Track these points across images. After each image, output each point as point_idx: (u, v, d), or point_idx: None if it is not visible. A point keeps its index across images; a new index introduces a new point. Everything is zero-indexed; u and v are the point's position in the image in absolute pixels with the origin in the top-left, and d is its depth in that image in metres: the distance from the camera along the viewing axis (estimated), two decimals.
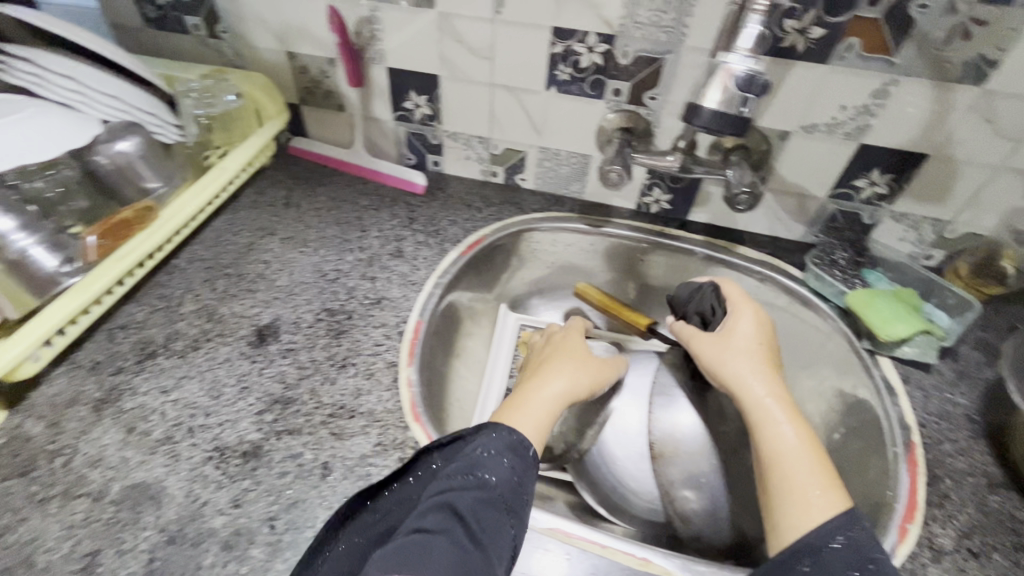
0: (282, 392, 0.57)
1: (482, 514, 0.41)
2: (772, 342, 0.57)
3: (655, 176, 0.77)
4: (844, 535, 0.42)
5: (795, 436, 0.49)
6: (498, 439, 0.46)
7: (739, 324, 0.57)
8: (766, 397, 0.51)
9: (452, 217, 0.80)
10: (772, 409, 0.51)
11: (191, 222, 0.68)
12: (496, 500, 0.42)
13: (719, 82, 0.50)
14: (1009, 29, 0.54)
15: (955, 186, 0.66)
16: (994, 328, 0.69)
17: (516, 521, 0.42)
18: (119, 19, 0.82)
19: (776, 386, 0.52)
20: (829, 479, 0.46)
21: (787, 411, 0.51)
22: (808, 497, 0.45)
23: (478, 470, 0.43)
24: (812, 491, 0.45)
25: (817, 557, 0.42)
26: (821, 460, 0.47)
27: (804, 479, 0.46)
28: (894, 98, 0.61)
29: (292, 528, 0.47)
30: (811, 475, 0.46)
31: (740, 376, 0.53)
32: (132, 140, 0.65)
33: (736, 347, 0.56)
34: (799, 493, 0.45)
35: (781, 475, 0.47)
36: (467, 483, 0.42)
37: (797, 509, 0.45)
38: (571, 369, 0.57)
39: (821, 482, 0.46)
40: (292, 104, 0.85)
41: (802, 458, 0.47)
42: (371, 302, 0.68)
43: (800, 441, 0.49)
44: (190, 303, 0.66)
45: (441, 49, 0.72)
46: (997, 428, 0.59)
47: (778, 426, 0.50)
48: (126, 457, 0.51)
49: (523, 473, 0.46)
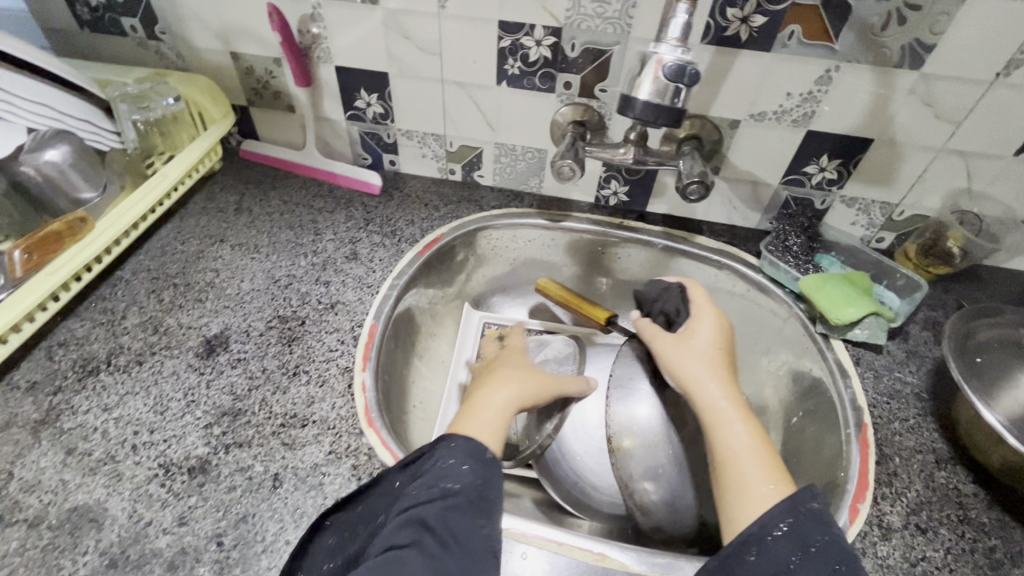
0: (231, 404, 0.56)
1: (451, 521, 0.41)
2: (728, 344, 0.59)
3: (611, 169, 0.77)
4: (787, 521, 0.43)
5: (747, 436, 0.50)
6: (456, 447, 0.46)
7: (700, 328, 0.58)
8: (723, 400, 0.52)
9: (409, 217, 0.79)
10: (726, 411, 0.52)
11: (132, 232, 0.66)
12: (464, 505, 0.42)
13: (651, 74, 0.50)
14: (943, 13, 0.55)
15: (901, 170, 0.68)
16: (942, 307, 0.71)
17: (488, 520, 0.42)
18: (50, 21, 0.78)
19: (731, 390, 0.54)
20: (778, 477, 0.48)
21: (740, 413, 0.52)
22: (758, 493, 0.47)
23: (441, 479, 0.43)
24: (762, 487, 0.47)
25: (763, 544, 0.42)
26: (771, 459, 0.49)
27: (755, 478, 0.48)
28: (837, 83, 0.62)
29: (241, 544, 0.46)
30: (761, 473, 0.48)
31: (698, 377, 0.54)
32: (60, 149, 0.62)
33: (698, 351, 0.56)
34: (751, 490, 0.47)
35: (735, 474, 0.48)
36: (432, 493, 0.42)
37: (747, 503, 0.46)
38: (518, 377, 0.58)
39: (770, 479, 0.48)
40: (240, 106, 0.83)
41: (753, 457, 0.49)
42: (325, 307, 0.66)
43: (751, 441, 0.50)
44: (135, 316, 0.63)
45: (388, 45, 0.70)
46: (944, 405, 0.61)
47: (731, 426, 0.51)
48: (65, 479, 0.49)
49: (486, 472, 0.45)
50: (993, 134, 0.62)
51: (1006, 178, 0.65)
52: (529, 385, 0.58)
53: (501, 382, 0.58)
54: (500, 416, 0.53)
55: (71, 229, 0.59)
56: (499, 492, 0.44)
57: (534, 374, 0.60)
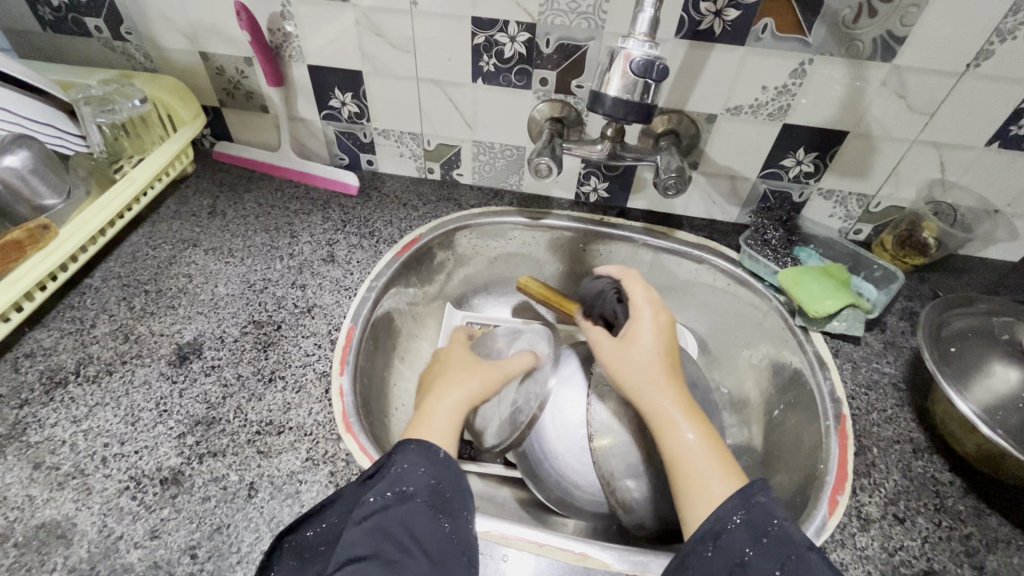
0: (205, 413, 0.54)
1: (411, 525, 0.42)
2: (672, 341, 0.58)
3: (590, 166, 0.76)
4: (739, 514, 0.42)
5: (694, 434, 0.50)
6: (406, 451, 0.46)
7: (639, 329, 0.58)
8: (667, 400, 0.52)
9: (387, 217, 0.78)
10: (670, 412, 0.51)
11: (100, 238, 0.64)
12: (422, 507, 0.43)
13: (620, 69, 0.50)
14: (913, 5, 0.55)
15: (876, 162, 0.68)
16: (919, 297, 0.72)
17: (449, 518, 0.43)
18: (11, 22, 0.76)
19: (675, 388, 0.53)
20: (730, 472, 0.47)
21: (686, 412, 0.52)
22: (710, 492, 0.46)
23: (397, 483, 0.44)
24: (714, 485, 0.46)
25: (718, 541, 0.41)
26: (721, 455, 0.48)
27: (705, 476, 0.47)
28: (812, 76, 0.62)
29: (215, 556, 0.45)
30: (711, 471, 0.47)
31: (640, 381, 0.54)
32: (19, 154, 0.59)
33: (638, 351, 0.56)
34: (702, 490, 0.46)
35: (685, 476, 0.48)
36: (389, 499, 0.43)
37: (700, 503, 0.46)
38: (459, 378, 0.57)
39: (721, 475, 0.47)
40: (212, 107, 0.81)
41: (702, 455, 0.48)
42: (301, 311, 0.65)
43: (699, 439, 0.50)
44: (104, 324, 0.62)
45: (361, 43, 0.69)
46: (921, 395, 0.61)
47: (677, 426, 0.51)
48: (32, 495, 0.48)
49: (441, 471, 0.45)
50: (964, 125, 0.62)
51: (978, 168, 0.66)
52: (470, 381, 0.57)
53: (443, 388, 0.56)
54: (453, 421, 0.53)
55: (33, 237, 0.57)
56: (456, 489, 0.45)
57: (474, 371, 0.59)
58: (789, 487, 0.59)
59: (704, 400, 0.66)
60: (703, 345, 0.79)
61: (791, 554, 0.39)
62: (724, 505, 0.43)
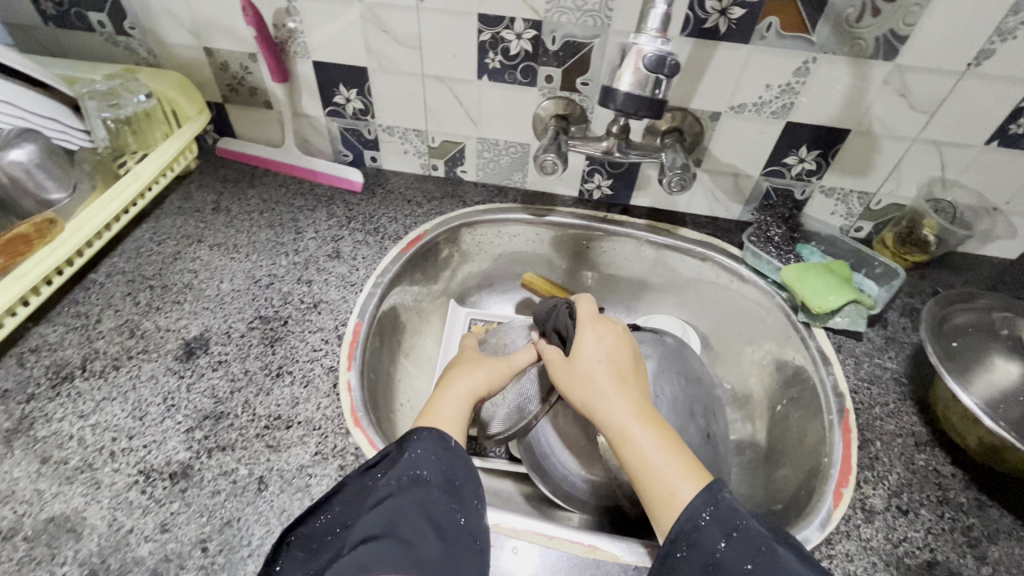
0: (213, 407, 0.54)
1: (426, 508, 0.42)
2: (622, 351, 0.57)
3: (595, 163, 0.77)
4: (710, 509, 0.43)
5: (652, 445, 0.48)
6: (422, 438, 0.47)
7: (582, 344, 0.57)
8: (618, 412, 0.51)
9: (392, 214, 0.78)
10: (625, 426, 0.50)
11: (105, 233, 0.64)
12: (436, 492, 0.43)
13: (631, 65, 0.50)
14: (915, 4, 0.56)
15: (877, 160, 0.69)
16: (919, 294, 0.73)
17: (462, 505, 0.44)
18: (13, 17, 0.75)
19: (625, 397, 0.52)
20: (691, 475, 0.46)
21: (640, 419, 0.50)
22: (674, 500, 0.45)
23: (411, 468, 0.44)
24: (679, 490, 0.45)
25: (693, 539, 0.42)
26: (680, 458, 0.47)
27: (666, 483, 0.46)
28: (816, 75, 0.63)
29: (226, 549, 0.45)
30: (672, 477, 0.46)
31: (592, 398, 0.53)
32: (26, 148, 0.59)
33: (583, 367, 0.55)
34: (666, 498, 0.45)
35: (647, 486, 0.47)
36: (404, 483, 0.43)
37: (668, 517, 0.45)
38: (470, 373, 0.58)
39: (682, 479, 0.46)
40: (215, 103, 0.81)
41: (660, 462, 0.47)
42: (308, 306, 0.65)
43: (655, 445, 0.48)
44: (110, 319, 0.62)
45: (367, 40, 0.69)
46: (922, 390, 0.62)
47: (635, 440, 0.49)
48: (40, 489, 0.48)
49: (453, 460, 0.46)
50: (964, 123, 0.63)
51: (978, 166, 0.67)
52: (481, 376, 0.58)
53: (455, 382, 0.57)
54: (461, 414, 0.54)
55: (40, 231, 0.57)
56: (467, 477, 0.46)
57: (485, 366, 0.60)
58: (793, 480, 0.60)
59: (708, 394, 0.67)
60: (706, 341, 0.79)
61: (762, 547, 0.40)
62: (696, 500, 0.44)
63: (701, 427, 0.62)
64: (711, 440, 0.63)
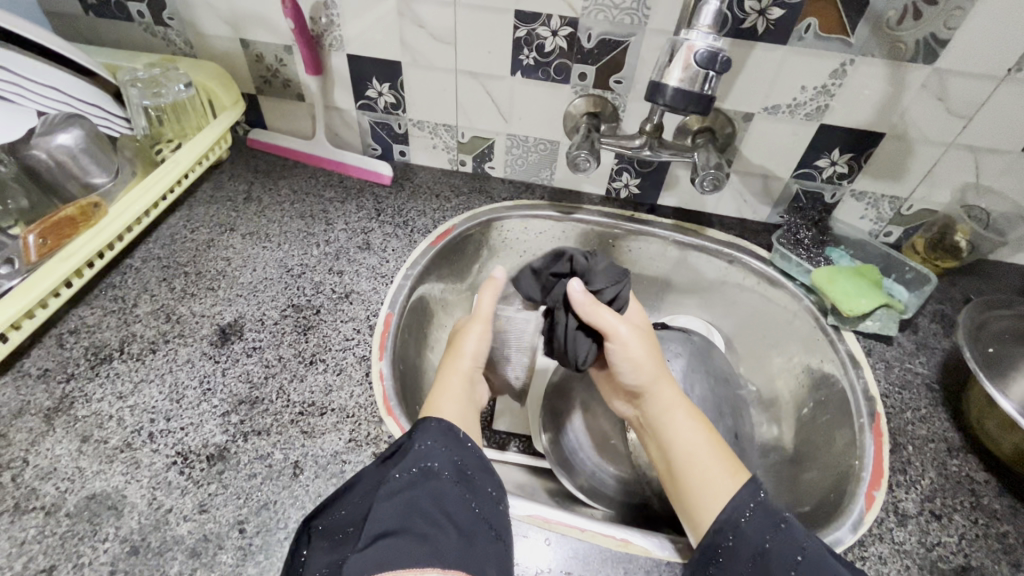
0: (248, 392, 0.55)
1: (440, 500, 0.41)
2: None
3: (624, 162, 0.77)
4: (754, 505, 0.44)
5: (703, 435, 0.51)
6: (428, 430, 0.47)
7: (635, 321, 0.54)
8: (673, 398, 0.53)
9: (420, 208, 0.79)
10: (679, 410, 0.53)
11: (143, 219, 0.65)
12: (448, 483, 0.43)
13: (682, 60, 0.51)
14: (957, 8, 0.56)
15: (911, 164, 0.68)
16: (949, 300, 0.72)
17: (474, 495, 0.44)
18: (54, 5, 0.76)
19: (676, 384, 0.54)
20: (733, 467, 0.49)
21: (687, 409, 0.53)
22: (719, 488, 0.47)
23: (421, 460, 0.44)
24: (724, 482, 0.47)
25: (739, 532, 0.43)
26: (723, 451, 0.50)
27: (712, 471, 0.48)
28: (852, 78, 0.62)
29: (263, 531, 0.46)
30: (719, 467, 0.48)
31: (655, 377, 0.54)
32: (73, 133, 0.62)
33: (643, 345, 0.53)
34: (711, 485, 0.47)
35: (695, 471, 0.49)
36: (416, 475, 0.43)
37: (710, 494, 0.47)
38: (463, 345, 0.57)
39: (731, 468, 0.49)
40: (248, 94, 0.82)
41: (706, 451, 0.50)
42: (339, 296, 0.66)
43: (701, 435, 0.51)
44: (146, 303, 0.63)
45: (403, 34, 0.70)
46: (954, 395, 0.62)
47: (687, 425, 0.52)
48: (81, 467, 0.49)
49: (462, 450, 0.46)
50: (1003, 129, 0.63)
51: (1014, 172, 0.66)
52: (473, 344, 0.57)
53: (456, 357, 0.57)
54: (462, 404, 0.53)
55: (85, 215, 0.59)
56: (478, 467, 0.46)
57: (473, 332, 0.58)
58: (821, 483, 0.60)
59: (734, 395, 0.67)
60: (730, 343, 0.79)
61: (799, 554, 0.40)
62: (735, 500, 0.45)
63: (728, 426, 0.62)
64: (739, 440, 0.63)
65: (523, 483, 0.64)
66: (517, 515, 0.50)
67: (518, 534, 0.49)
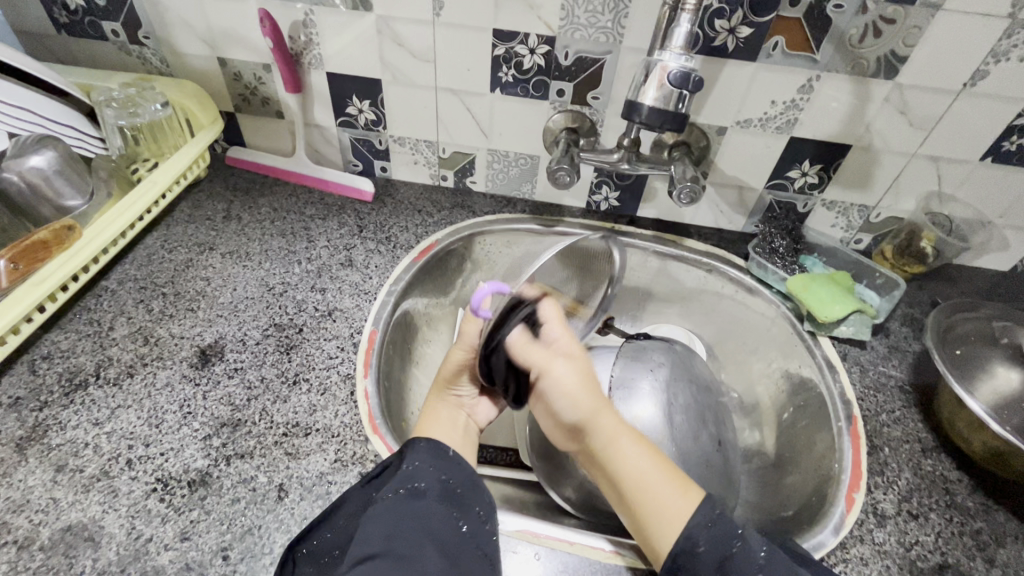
0: (231, 415, 0.54)
1: (425, 520, 0.41)
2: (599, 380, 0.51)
3: (602, 175, 0.78)
4: None
5: (646, 460, 0.48)
6: (418, 450, 0.46)
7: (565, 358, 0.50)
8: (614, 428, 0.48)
9: (403, 224, 0.79)
10: (622, 442, 0.48)
11: (121, 240, 0.64)
12: (435, 504, 0.42)
13: (656, 80, 0.52)
14: (914, 27, 0.58)
15: (877, 174, 0.71)
16: (917, 304, 0.75)
17: (464, 515, 0.43)
18: (24, 24, 0.75)
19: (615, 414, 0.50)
20: (682, 484, 0.47)
21: (628, 432, 0.49)
22: (673, 511, 0.45)
23: (409, 480, 0.43)
24: (673, 502, 0.46)
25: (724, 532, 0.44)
26: (669, 468, 0.48)
27: (662, 492, 0.46)
28: (819, 93, 0.65)
29: (247, 557, 0.45)
30: (668, 488, 0.46)
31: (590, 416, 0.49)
32: (45, 155, 0.61)
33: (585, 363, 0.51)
34: (664, 510, 0.45)
35: (641, 500, 0.46)
36: (402, 496, 0.42)
37: (663, 519, 0.45)
38: (454, 375, 0.56)
39: (676, 491, 0.46)
40: (226, 112, 0.81)
41: (653, 474, 0.47)
42: (322, 314, 0.66)
43: (646, 456, 0.48)
44: (123, 327, 0.61)
45: (382, 52, 0.70)
46: (926, 397, 0.64)
47: (631, 457, 0.48)
48: (56, 498, 0.47)
49: (450, 468, 0.45)
50: (961, 141, 0.66)
51: (974, 181, 0.69)
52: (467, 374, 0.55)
53: (448, 384, 0.56)
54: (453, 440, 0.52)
55: (58, 238, 0.58)
56: (467, 485, 0.45)
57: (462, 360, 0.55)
58: (803, 488, 0.61)
59: (718, 403, 0.67)
60: (712, 351, 0.80)
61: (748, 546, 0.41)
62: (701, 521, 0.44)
63: (712, 433, 0.62)
64: (723, 446, 0.63)
65: (512, 498, 0.64)
66: (507, 530, 0.50)
67: (507, 550, 0.49)
